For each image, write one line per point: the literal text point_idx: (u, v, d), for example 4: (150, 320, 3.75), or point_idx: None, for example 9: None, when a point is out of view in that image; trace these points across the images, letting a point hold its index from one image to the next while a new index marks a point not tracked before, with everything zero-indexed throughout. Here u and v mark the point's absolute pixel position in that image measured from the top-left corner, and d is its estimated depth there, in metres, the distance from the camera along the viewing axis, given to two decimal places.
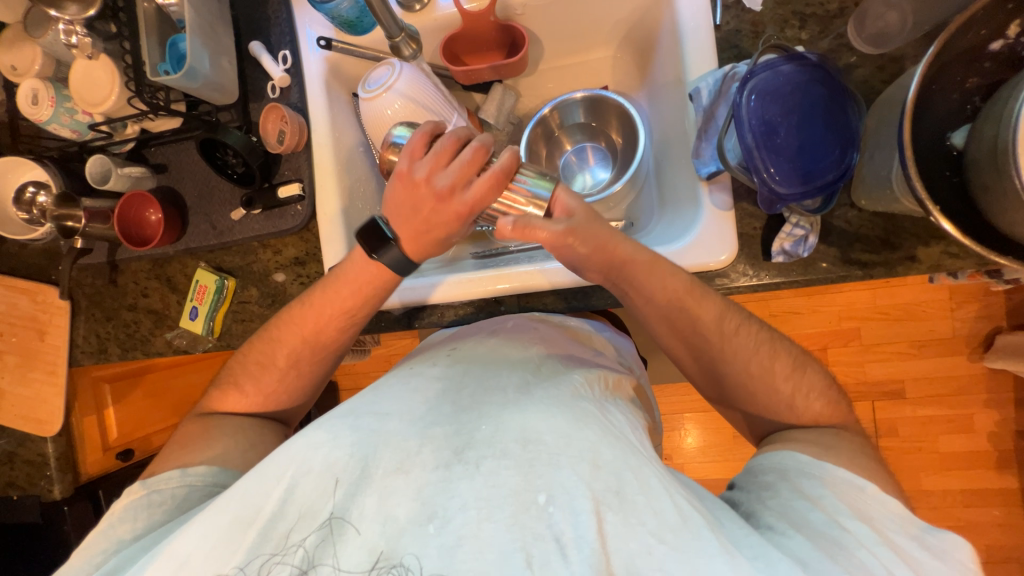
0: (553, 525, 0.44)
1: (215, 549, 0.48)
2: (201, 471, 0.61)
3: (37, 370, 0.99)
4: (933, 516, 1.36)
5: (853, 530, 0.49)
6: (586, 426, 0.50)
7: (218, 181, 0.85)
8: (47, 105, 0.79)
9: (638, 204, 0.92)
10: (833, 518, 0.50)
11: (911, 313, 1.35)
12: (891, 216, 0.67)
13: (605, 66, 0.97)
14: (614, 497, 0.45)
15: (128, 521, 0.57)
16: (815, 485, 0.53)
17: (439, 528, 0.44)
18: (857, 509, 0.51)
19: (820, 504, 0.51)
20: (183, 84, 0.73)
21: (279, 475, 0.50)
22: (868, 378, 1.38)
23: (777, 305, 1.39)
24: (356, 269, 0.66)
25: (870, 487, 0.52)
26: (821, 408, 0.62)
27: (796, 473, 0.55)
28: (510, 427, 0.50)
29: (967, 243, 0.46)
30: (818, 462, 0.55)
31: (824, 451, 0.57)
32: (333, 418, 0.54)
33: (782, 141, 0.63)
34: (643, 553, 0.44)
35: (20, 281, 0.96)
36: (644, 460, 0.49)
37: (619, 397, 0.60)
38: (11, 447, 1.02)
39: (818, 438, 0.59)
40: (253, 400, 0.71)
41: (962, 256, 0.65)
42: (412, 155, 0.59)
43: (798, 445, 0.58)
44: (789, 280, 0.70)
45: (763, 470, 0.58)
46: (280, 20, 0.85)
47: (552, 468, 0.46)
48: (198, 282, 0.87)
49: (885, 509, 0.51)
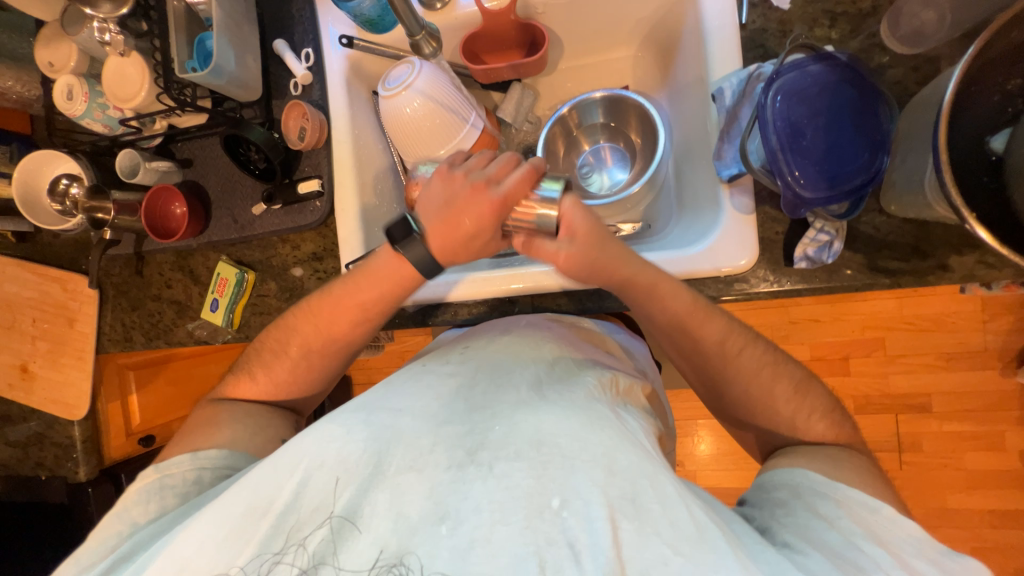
0: (566, 530, 0.44)
1: (226, 535, 0.49)
2: (212, 454, 0.63)
3: (67, 356, 1.02)
4: (959, 536, 1.31)
5: (871, 553, 0.47)
6: (601, 429, 0.49)
7: (241, 176, 0.87)
8: (81, 100, 0.81)
9: (656, 206, 0.90)
10: (850, 540, 0.48)
11: (941, 323, 1.30)
12: (923, 223, 0.64)
13: (626, 65, 0.96)
14: (629, 505, 0.45)
15: (141, 504, 0.58)
16: (830, 505, 0.51)
17: (451, 529, 0.45)
18: (873, 531, 0.49)
19: (835, 525, 0.49)
20: (209, 81, 0.75)
21: (292, 466, 0.50)
22: (893, 390, 1.33)
23: (797, 312, 1.36)
24: (380, 268, 0.66)
25: (886, 508, 0.51)
26: (828, 426, 0.61)
27: (808, 491, 0.53)
28: (523, 429, 0.49)
29: (1006, 254, 0.45)
30: (832, 481, 0.54)
31: (838, 470, 0.56)
32: (346, 413, 0.54)
33: (808, 143, 0.61)
34: (659, 564, 0.43)
35: (53, 269, 1.00)
36: (660, 467, 0.48)
37: (631, 402, 0.59)
38: (40, 429, 1.06)
39: (832, 457, 0.58)
40: (267, 388, 0.73)
41: (998, 266, 0.62)
42: (454, 162, 0.62)
43: (811, 463, 0.57)
44: (812, 287, 0.68)
45: (774, 487, 0.56)
46: (304, 19, 0.86)
47: (566, 472, 0.46)
48: (219, 274, 0.89)
49: (902, 532, 0.49)
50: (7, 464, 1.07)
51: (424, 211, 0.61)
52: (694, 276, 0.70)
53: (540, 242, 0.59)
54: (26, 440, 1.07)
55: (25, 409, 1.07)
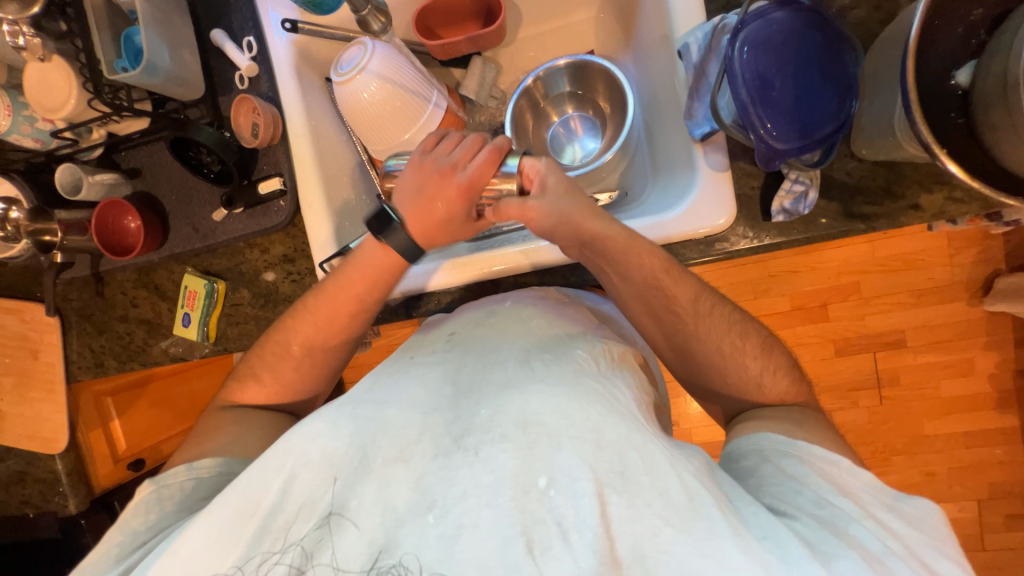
0: (555, 510, 0.44)
1: (214, 541, 0.47)
2: (205, 462, 0.60)
3: (36, 389, 0.97)
4: (937, 459, 1.38)
5: (842, 506, 0.49)
6: (587, 405, 0.49)
7: (195, 182, 0.82)
8: (4, 113, 0.74)
9: (631, 173, 0.89)
10: (821, 496, 0.49)
11: (910, 262, 1.34)
12: (892, 165, 0.65)
13: (587, 28, 0.92)
14: (618, 478, 0.45)
15: (141, 513, 0.55)
16: (795, 464, 0.53)
17: (438, 517, 0.44)
18: (837, 484, 0.51)
19: (805, 484, 0.51)
20: (144, 80, 0.69)
21: (278, 467, 0.49)
22: (870, 330, 1.38)
23: (776, 265, 1.38)
24: (369, 258, 0.65)
25: (846, 461, 0.53)
26: (790, 383, 0.63)
27: (774, 453, 0.55)
28: (510, 410, 0.49)
29: (973, 183, 0.46)
30: (794, 440, 0.56)
31: (796, 426, 0.58)
32: (331, 408, 0.53)
33: (778, 94, 0.60)
34: (650, 535, 0.43)
35: (6, 300, 0.94)
36: (649, 437, 0.48)
37: (623, 369, 0.59)
38: (20, 467, 1.02)
39: (793, 416, 0.60)
40: (272, 391, 0.70)
41: (967, 201, 0.63)
42: (425, 149, 0.63)
43: (773, 424, 0.59)
44: (790, 239, 0.68)
45: (742, 455, 0.57)
46: (241, 5, 0.80)
47: (553, 449, 0.46)
48: (187, 287, 0.85)
49: (859, 481, 0.52)
50: None
51: (400, 195, 0.63)
52: (677, 240, 0.70)
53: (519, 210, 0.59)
54: (5, 480, 1.02)
55: None
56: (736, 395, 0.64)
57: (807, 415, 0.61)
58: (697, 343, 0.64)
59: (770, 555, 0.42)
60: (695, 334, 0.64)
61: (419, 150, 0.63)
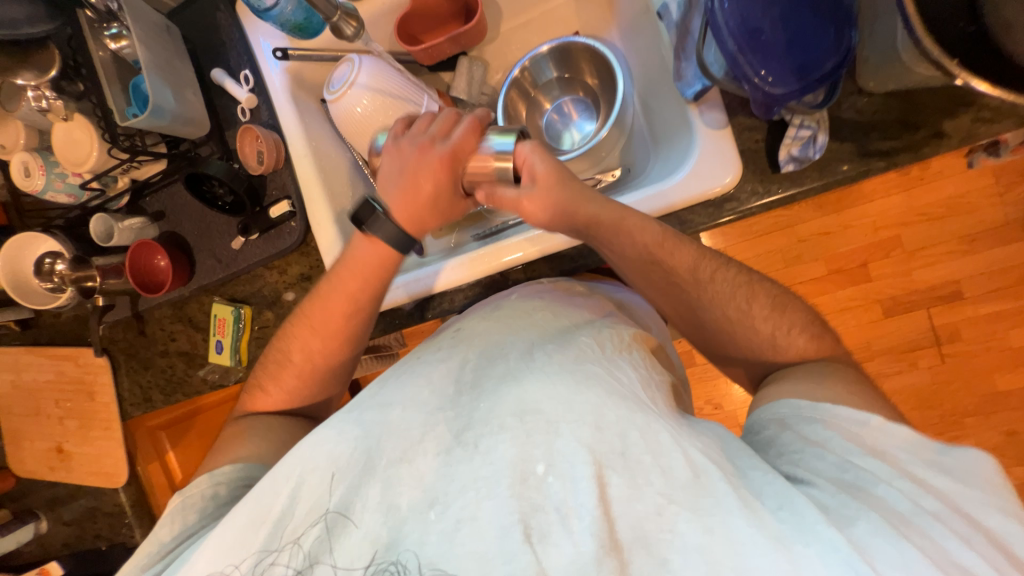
0: (553, 496, 0.44)
1: (231, 549, 0.47)
2: (226, 469, 0.61)
3: (96, 428, 1.04)
4: (1016, 416, 1.26)
5: (870, 468, 0.45)
6: (588, 389, 0.48)
7: (212, 215, 0.86)
8: (39, 173, 0.81)
9: (631, 148, 0.87)
10: (845, 459, 0.46)
11: (954, 207, 1.24)
12: (906, 95, 0.61)
13: (568, 10, 0.91)
14: (619, 459, 0.44)
15: (167, 523, 0.57)
16: (819, 429, 0.49)
17: (439, 513, 0.44)
18: (866, 444, 0.47)
19: (829, 449, 0.47)
20: (153, 123, 0.73)
21: (288, 474, 0.49)
22: (918, 284, 1.28)
23: (806, 227, 1.30)
24: (357, 256, 0.65)
25: (875, 418, 0.49)
26: (809, 338, 0.60)
27: (795, 419, 0.51)
28: (507, 401, 0.49)
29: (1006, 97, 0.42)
30: (817, 403, 0.51)
31: (823, 387, 0.54)
32: (339, 416, 0.53)
33: (767, 37, 0.58)
34: (653, 515, 0.42)
35: (62, 348, 1.01)
36: (653, 417, 0.47)
37: (634, 351, 0.57)
38: (92, 502, 1.09)
39: (818, 377, 0.55)
40: (280, 396, 0.71)
41: (997, 120, 0.59)
42: (397, 133, 0.62)
43: (793, 388, 0.55)
44: (806, 188, 0.64)
45: (762, 425, 0.54)
46: (234, 42, 0.84)
47: (551, 436, 0.46)
48: (216, 315, 0.89)
49: (895, 439, 0.47)
50: (67, 543, 1.11)
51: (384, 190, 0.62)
52: (681, 206, 0.67)
53: (501, 190, 0.60)
54: (79, 517, 1.10)
55: (70, 488, 1.10)
56: (768, 359, 0.61)
57: (837, 371, 0.56)
58: (720, 311, 0.62)
59: (783, 525, 0.40)
60: (715, 300, 0.61)
61: (395, 133, 0.62)
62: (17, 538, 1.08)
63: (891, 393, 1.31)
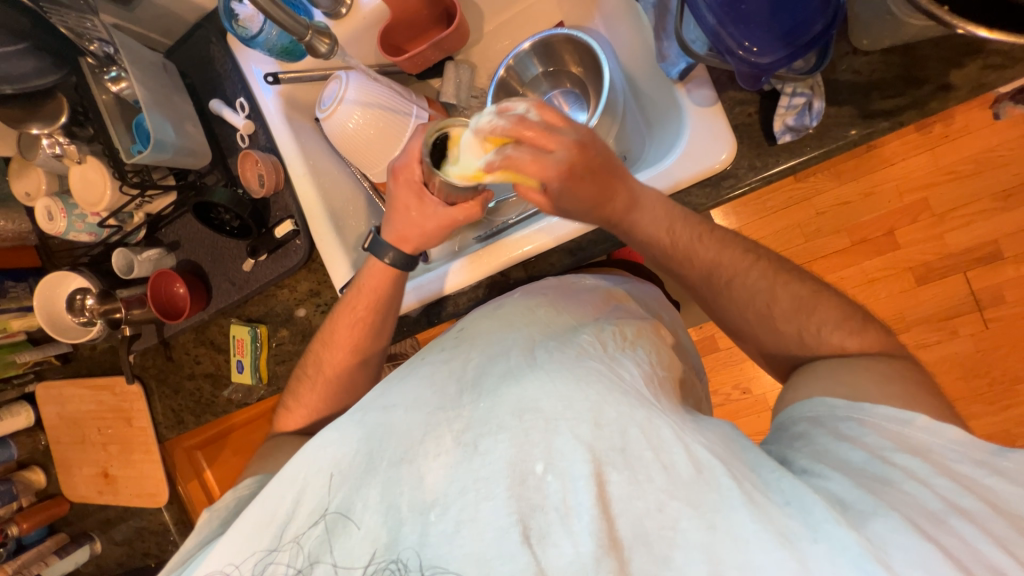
0: (552, 495, 0.44)
1: (242, 544, 0.49)
2: (245, 482, 0.63)
3: (136, 451, 1.10)
4: None
5: (903, 464, 0.44)
6: (588, 385, 0.49)
7: (223, 241, 0.89)
8: (61, 217, 0.85)
9: (626, 134, 0.85)
10: (877, 454, 0.45)
11: (985, 162, 1.17)
12: (906, 49, 0.58)
13: (550, 3, 0.91)
14: (619, 456, 0.45)
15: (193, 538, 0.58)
16: (853, 426, 0.48)
17: (439, 515, 0.45)
18: (903, 442, 0.45)
19: (863, 444, 0.46)
20: (157, 157, 0.76)
21: (293, 477, 0.50)
22: (951, 248, 1.21)
23: (823, 199, 1.24)
24: (368, 280, 0.69)
25: (919, 417, 0.46)
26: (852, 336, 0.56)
27: (830, 418, 0.50)
28: (507, 399, 0.50)
29: (1011, 40, 0.39)
30: (855, 402, 0.49)
31: (858, 386, 0.51)
32: (345, 418, 0.53)
33: (748, 8, 0.56)
34: (655, 512, 0.43)
35: (99, 378, 1.07)
36: (655, 412, 0.48)
37: (636, 347, 0.58)
38: (139, 522, 1.15)
39: (851, 375, 0.53)
40: (305, 414, 0.72)
41: (1009, 65, 0.55)
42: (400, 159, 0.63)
43: (828, 387, 0.53)
44: (807, 158, 0.61)
45: (793, 422, 0.53)
46: (229, 72, 0.87)
47: (550, 433, 0.46)
48: (235, 337, 0.92)
49: (942, 439, 0.45)
50: (120, 561, 1.18)
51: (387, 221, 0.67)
52: (675, 190, 0.66)
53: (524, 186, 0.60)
54: (130, 536, 1.16)
55: (119, 510, 1.17)
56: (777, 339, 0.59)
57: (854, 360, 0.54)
58: (722, 293, 0.62)
59: (793, 523, 0.40)
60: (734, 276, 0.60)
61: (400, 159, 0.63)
62: (74, 560, 1.14)
63: (931, 365, 1.24)
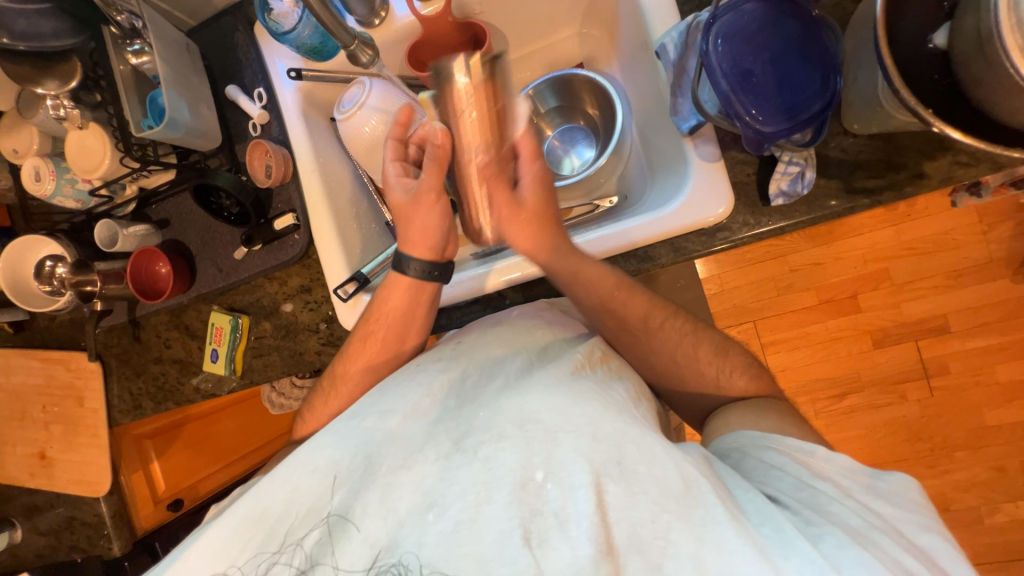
0: (552, 502, 0.46)
1: (232, 551, 0.50)
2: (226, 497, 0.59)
3: (82, 434, 1.02)
4: (1002, 451, 1.28)
5: (823, 488, 0.48)
6: (584, 401, 0.51)
7: (216, 225, 0.87)
8: (50, 178, 0.82)
9: (629, 175, 0.90)
10: (800, 479, 0.49)
11: (941, 243, 1.29)
12: (888, 137, 0.65)
13: (572, 44, 0.96)
14: (615, 468, 0.47)
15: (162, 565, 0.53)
16: (774, 454, 0.52)
17: (438, 516, 0.46)
18: (814, 469, 0.50)
19: (787, 472, 0.50)
20: (167, 135, 0.75)
21: (285, 477, 0.51)
22: (908, 317, 1.31)
23: (798, 257, 1.33)
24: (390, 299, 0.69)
25: (820, 447, 0.52)
26: (749, 381, 0.64)
27: (753, 447, 0.54)
28: (507, 410, 0.50)
29: (980, 145, 0.45)
30: (769, 433, 0.54)
31: (763, 418, 0.58)
32: (339, 423, 0.55)
33: (758, 81, 0.62)
34: (647, 522, 0.45)
35: (54, 351, 1.01)
36: (647, 430, 0.50)
37: (623, 372, 0.60)
38: (70, 512, 1.06)
39: (760, 410, 0.59)
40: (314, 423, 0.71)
41: (974, 163, 0.62)
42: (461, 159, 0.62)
43: (742, 422, 0.58)
44: (795, 221, 0.67)
45: (724, 454, 0.56)
46: (250, 61, 0.87)
47: (551, 445, 0.48)
48: (214, 324, 0.89)
49: (836, 466, 0.51)
50: (40, 554, 1.08)
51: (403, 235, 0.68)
52: (671, 236, 0.70)
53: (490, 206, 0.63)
54: (56, 527, 1.07)
55: (48, 496, 1.08)
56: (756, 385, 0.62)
57: None
58: (707, 336, 0.66)
59: (767, 539, 0.43)
60: (662, 329, 0.65)
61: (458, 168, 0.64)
62: None
63: (882, 424, 1.32)
